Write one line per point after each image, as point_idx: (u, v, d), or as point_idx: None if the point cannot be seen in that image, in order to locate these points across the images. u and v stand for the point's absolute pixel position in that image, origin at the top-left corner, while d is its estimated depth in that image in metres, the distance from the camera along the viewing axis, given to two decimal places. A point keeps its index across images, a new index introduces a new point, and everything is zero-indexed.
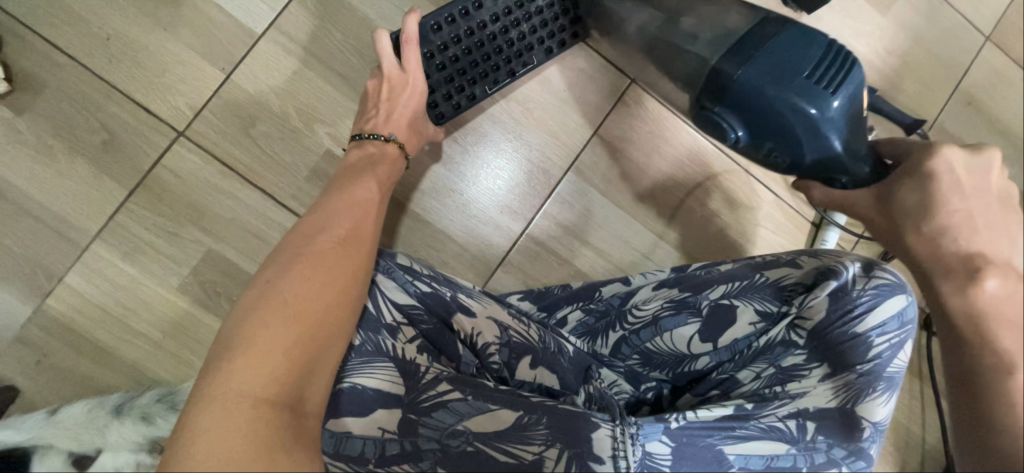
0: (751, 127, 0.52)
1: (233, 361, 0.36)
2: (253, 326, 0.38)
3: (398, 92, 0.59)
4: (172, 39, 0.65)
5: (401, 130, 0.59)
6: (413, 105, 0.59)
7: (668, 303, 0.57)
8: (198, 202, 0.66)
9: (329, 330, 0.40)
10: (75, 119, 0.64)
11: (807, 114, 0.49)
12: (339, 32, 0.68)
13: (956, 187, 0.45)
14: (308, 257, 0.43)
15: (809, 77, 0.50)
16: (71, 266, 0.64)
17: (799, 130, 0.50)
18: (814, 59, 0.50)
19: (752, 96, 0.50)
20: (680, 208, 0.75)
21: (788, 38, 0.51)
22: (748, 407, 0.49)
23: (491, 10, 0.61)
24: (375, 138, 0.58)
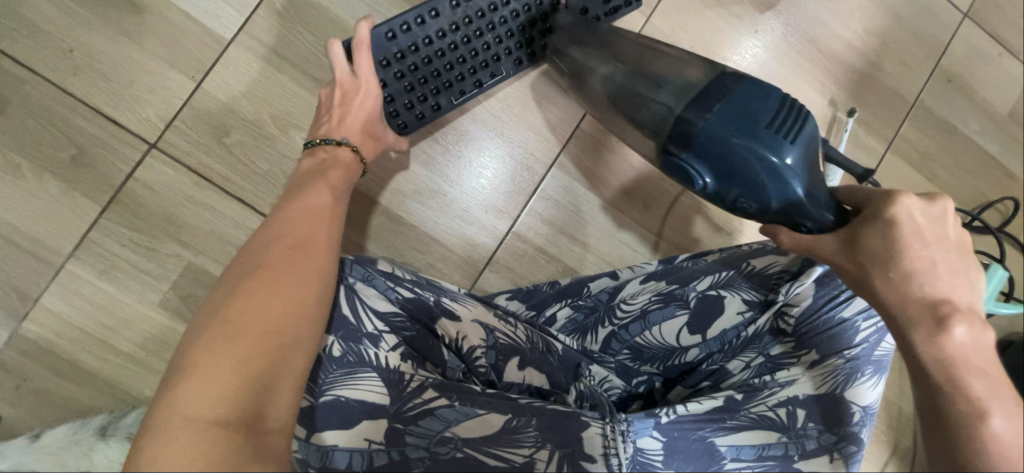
0: (716, 176, 0.50)
1: (182, 386, 0.35)
2: (206, 346, 0.37)
3: (351, 96, 0.58)
4: (137, 48, 0.63)
5: (354, 134, 0.58)
6: (367, 109, 0.58)
7: (655, 297, 0.56)
8: (175, 215, 0.64)
9: (285, 344, 0.39)
10: (41, 135, 0.62)
11: (770, 164, 0.48)
12: (311, 34, 0.66)
13: (917, 234, 0.43)
14: (261, 271, 0.42)
15: (769, 127, 0.48)
16: (46, 287, 0.62)
17: (758, 180, 0.49)
18: (773, 113, 0.49)
19: (711, 146, 0.49)
20: (666, 201, 0.74)
21: (744, 89, 0.51)
22: (738, 398, 0.49)
23: (448, 17, 0.61)
24: (326, 143, 0.57)
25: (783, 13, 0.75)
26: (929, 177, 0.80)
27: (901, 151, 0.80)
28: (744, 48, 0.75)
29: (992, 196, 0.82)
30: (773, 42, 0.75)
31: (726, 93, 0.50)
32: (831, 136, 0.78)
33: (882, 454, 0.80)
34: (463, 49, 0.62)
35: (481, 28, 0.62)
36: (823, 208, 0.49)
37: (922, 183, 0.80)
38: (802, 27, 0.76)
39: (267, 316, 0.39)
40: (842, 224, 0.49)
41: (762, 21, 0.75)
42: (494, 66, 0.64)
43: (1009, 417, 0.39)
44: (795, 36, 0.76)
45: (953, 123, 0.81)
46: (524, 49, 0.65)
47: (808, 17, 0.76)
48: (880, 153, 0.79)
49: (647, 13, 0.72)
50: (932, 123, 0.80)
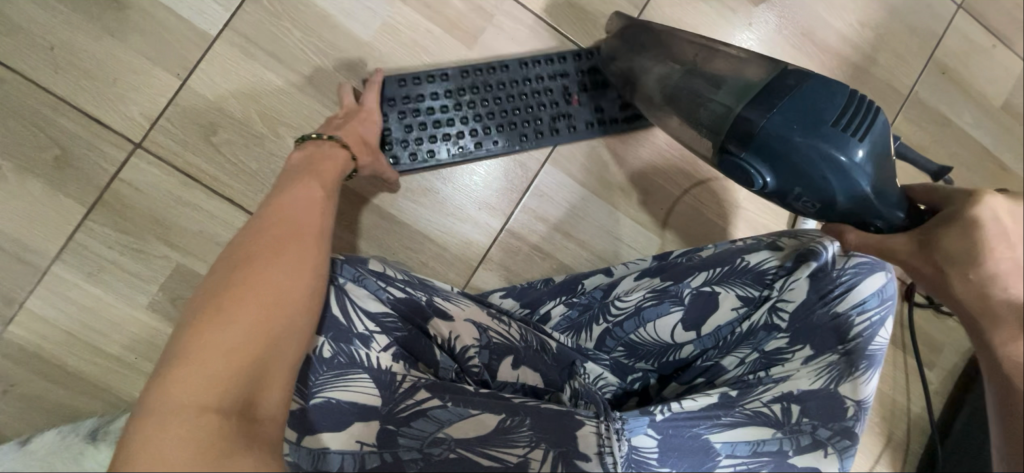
0: (777, 174, 0.54)
1: (172, 373, 0.34)
2: (198, 333, 0.36)
3: (353, 119, 0.62)
4: (119, 45, 0.62)
5: (350, 137, 0.59)
6: (365, 131, 0.61)
7: (649, 293, 0.56)
8: (163, 215, 0.63)
9: (277, 331, 0.38)
10: (22, 135, 0.61)
11: (835, 161, 0.51)
12: (298, 30, 0.65)
13: (1003, 235, 0.41)
14: (252, 260, 0.41)
15: (835, 125, 0.52)
16: (32, 291, 0.61)
17: (819, 178, 0.52)
18: (836, 112, 0.52)
19: (772, 144, 0.53)
20: (661, 197, 0.74)
21: (810, 88, 0.54)
22: (733, 395, 0.49)
23: (457, 83, 0.67)
24: (318, 138, 0.58)
25: (776, 5, 0.75)
26: None
27: None
28: (738, 41, 0.74)
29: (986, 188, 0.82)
30: (767, 34, 0.75)
31: (789, 94, 0.53)
32: None
33: (877, 447, 0.80)
34: (468, 111, 0.68)
35: (487, 99, 0.68)
36: (891, 205, 0.51)
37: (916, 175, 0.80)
38: (797, 20, 0.75)
39: (258, 305, 0.38)
40: (919, 223, 0.50)
41: (756, 13, 0.74)
42: (494, 133, 0.68)
43: None
44: (789, 28, 0.75)
45: (947, 115, 0.80)
46: (529, 126, 0.69)
47: (803, 10, 0.75)
48: None
49: (639, 7, 0.72)
50: (926, 115, 0.80)
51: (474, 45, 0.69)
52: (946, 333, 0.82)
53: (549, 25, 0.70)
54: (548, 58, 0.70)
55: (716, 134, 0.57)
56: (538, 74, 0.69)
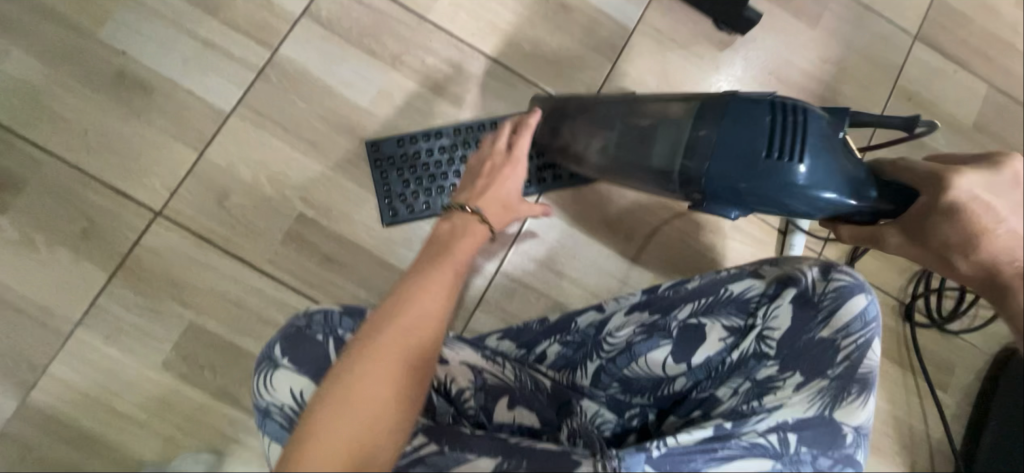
0: (744, 206, 0.50)
1: (298, 452, 0.36)
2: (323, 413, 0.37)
3: (499, 171, 0.57)
4: (145, 126, 0.69)
5: (490, 207, 0.55)
6: (508, 188, 0.56)
7: (638, 328, 0.58)
8: (178, 277, 0.67)
9: (388, 428, 0.38)
10: (55, 211, 0.66)
11: (794, 190, 0.47)
12: (303, 101, 0.72)
13: (986, 210, 0.44)
14: (378, 348, 0.40)
15: (770, 154, 0.47)
16: (55, 356, 0.65)
17: (789, 201, 0.48)
18: (769, 125, 0.48)
19: (724, 186, 0.48)
20: (649, 232, 0.77)
21: (732, 121, 0.48)
22: (728, 426, 0.48)
23: (452, 140, 0.73)
24: (461, 208, 0.53)
25: (741, 49, 0.81)
26: None
27: None
28: (708, 83, 0.80)
29: None
30: (735, 76, 0.80)
31: (710, 125, 0.49)
32: None
33: None
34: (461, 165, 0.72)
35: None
36: (864, 196, 0.48)
37: None
38: (762, 60, 0.81)
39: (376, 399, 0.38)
40: (904, 200, 0.48)
41: (723, 57, 0.80)
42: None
43: None
44: (755, 69, 0.81)
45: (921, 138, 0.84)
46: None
47: (766, 51, 0.81)
48: None
49: (612, 59, 0.78)
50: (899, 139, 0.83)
51: (462, 104, 0.75)
52: (955, 352, 0.81)
53: (534, 83, 0.77)
54: None
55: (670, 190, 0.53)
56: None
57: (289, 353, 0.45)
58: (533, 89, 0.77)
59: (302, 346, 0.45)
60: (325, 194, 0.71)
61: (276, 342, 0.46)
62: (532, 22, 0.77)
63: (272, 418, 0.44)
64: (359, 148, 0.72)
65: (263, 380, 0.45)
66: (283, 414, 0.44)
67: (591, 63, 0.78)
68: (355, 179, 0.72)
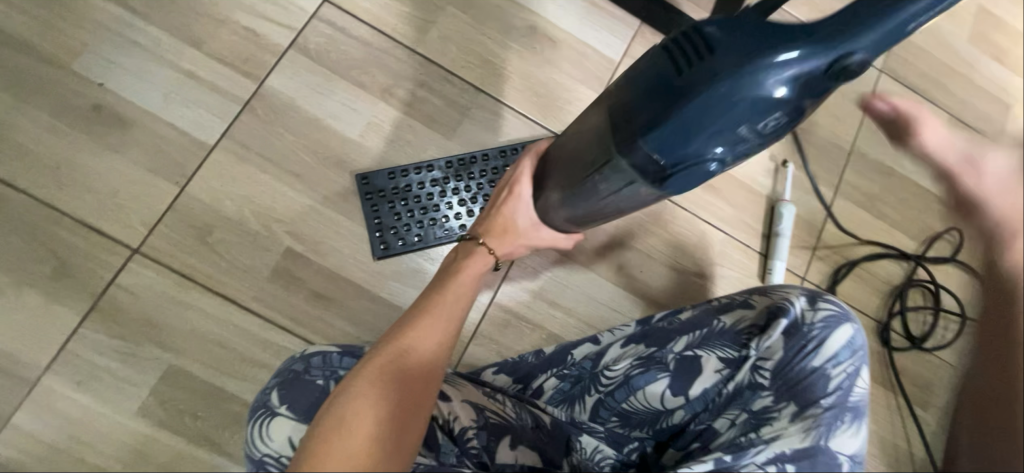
0: (722, 141, 0.37)
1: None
2: (315, 449, 0.36)
3: (500, 200, 0.53)
4: (123, 160, 0.67)
5: (490, 232, 0.53)
6: (512, 213, 0.53)
7: (636, 362, 0.58)
8: (157, 317, 0.64)
9: (375, 461, 0.36)
10: (23, 250, 0.63)
11: (745, 101, 0.35)
12: (291, 134, 0.71)
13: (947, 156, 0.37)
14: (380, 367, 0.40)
15: (687, 77, 0.35)
16: (18, 406, 0.60)
17: (764, 105, 0.35)
18: (664, 53, 0.38)
19: (680, 147, 0.37)
20: (638, 260, 0.78)
21: (636, 89, 0.38)
22: (727, 459, 0.49)
23: (443, 173, 0.73)
24: (465, 238, 0.54)
25: None
26: (877, 214, 0.87)
27: (847, 194, 0.87)
28: None
29: (939, 228, 0.88)
30: None
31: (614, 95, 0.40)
32: (776, 184, 0.84)
33: None
34: (453, 197, 0.73)
35: (470, 186, 0.73)
36: (845, 34, 0.34)
37: (872, 221, 0.86)
38: None
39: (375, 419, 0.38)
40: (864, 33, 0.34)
41: None
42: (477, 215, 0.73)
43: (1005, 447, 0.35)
44: None
45: (890, 165, 0.88)
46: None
47: None
48: (830, 198, 0.86)
49: (600, 91, 0.80)
50: (870, 166, 0.88)
51: (452, 135, 0.76)
52: (932, 369, 0.84)
53: (524, 116, 0.78)
54: (525, 146, 0.76)
55: (631, 183, 0.41)
56: (517, 161, 0.76)
57: (287, 400, 0.41)
58: (523, 121, 0.78)
59: (301, 391, 0.41)
60: (314, 228, 0.70)
61: (273, 388, 0.43)
62: (520, 56, 0.79)
63: (267, 469, 0.40)
64: (349, 181, 0.71)
65: (258, 429, 0.40)
66: (279, 464, 0.40)
67: (579, 95, 0.80)
68: (345, 211, 0.71)
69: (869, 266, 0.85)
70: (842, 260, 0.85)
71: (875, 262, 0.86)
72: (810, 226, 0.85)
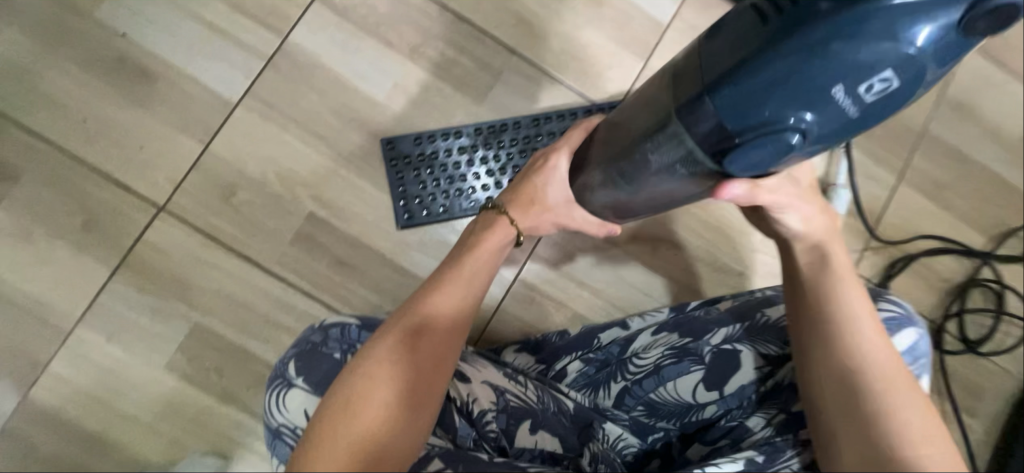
0: (805, 107, 0.32)
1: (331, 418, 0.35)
2: (349, 396, 0.36)
3: (531, 171, 0.51)
4: (148, 115, 0.65)
5: (517, 202, 0.49)
6: (542, 184, 0.50)
7: (669, 351, 0.54)
8: (183, 276, 0.64)
9: (407, 408, 0.37)
10: (54, 202, 0.63)
11: (843, 58, 0.31)
12: (315, 93, 0.68)
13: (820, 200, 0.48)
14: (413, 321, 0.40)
15: (774, 24, 0.32)
16: (55, 353, 0.62)
17: (873, 57, 0.30)
18: (744, 10, 0.35)
19: (746, 111, 0.33)
20: (673, 242, 0.73)
21: (714, 46, 0.35)
22: (760, 461, 0.44)
23: (471, 140, 0.69)
24: (490, 209, 0.50)
25: None
26: (943, 205, 0.79)
27: (912, 181, 0.79)
28: None
29: (1014, 223, 0.79)
30: None
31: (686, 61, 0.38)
32: (830, 167, 0.77)
33: None
34: (481, 167, 0.69)
35: (499, 155, 0.69)
36: None
37: (936, 212, 0.78)
38: None
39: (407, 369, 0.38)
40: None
41: None
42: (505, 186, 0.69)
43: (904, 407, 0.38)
44: None
45: (965, 151, 0.80)
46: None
47: None
48: (892, 185, 0.78)
49: (645, 57, 0.73)
50: (942, 151, 0.79)
51: (483, 101, 0.71)
52: (987, 376, 0.78)
53: (561, 82, 0.72)
54: (559, 114, 0.71)
55: (686, 152, 0.38)
56: (551, 130, 0.71)
57: (304, 372, 0.40)
58: (559, 88, 0.72)
59: (320, 363, 0.40)
60: (338, 193, 0.67)
61: (290, 358, 0.41)
62: (560, 15, 0.72)
63: (283, 440, 0.39)
64: (374, 145, 0.68)
65: (276, 399, 0.39)
66: (296, 436, 0.39)
67: (623, 60, 0.73)
68: (369, 177, 0.68)
69: (928, 261, 0.78)
70: (898, 254, 0.78)
71: (937, 257, 0.78)
72: (866, 214, 0.78)
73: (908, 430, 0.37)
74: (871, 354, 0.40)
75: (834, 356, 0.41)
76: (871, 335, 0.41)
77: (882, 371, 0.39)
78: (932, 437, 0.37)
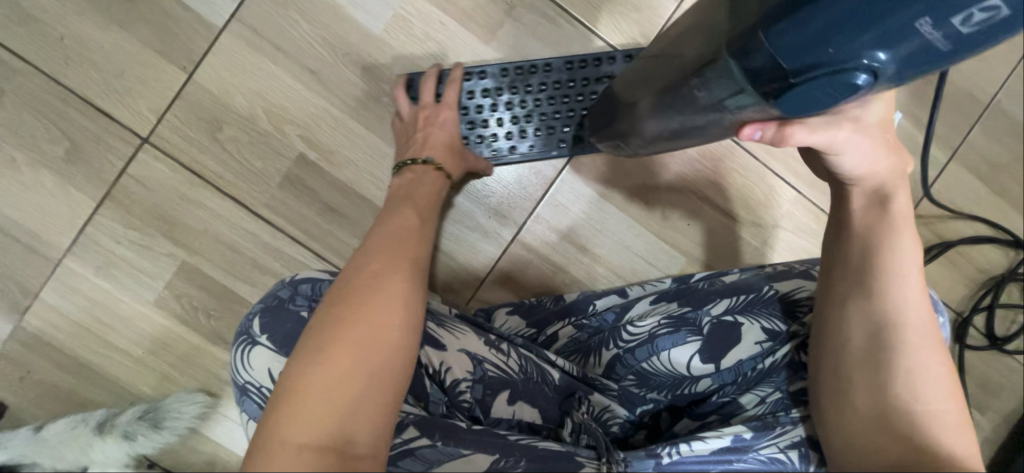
0: (878, 58, 0.32)
1: (319, 340, 0.35)
2: (336, 316, 0.35)
3: (434, 120, 0.59)
4: (127, 36, 0.60)
5: (438, 155, 0.57)
6: (450, 130, 0.59)
7: (665, 321, 0.51)
8: (169, 213, 0.62)
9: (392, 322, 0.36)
10: (34, 127, 0.60)
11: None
12: (307, 22, 0.62)
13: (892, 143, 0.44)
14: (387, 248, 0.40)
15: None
16: (45, 282, 0.62)
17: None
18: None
19: (801, 50, 0.34)
20: (687, 210, 0.68)
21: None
22: (747, 437, 0.43)
23: (495, 82, 0.62)
24: (413, 162, 0.55)
25: None
26: (996, 189, 0.71)
27: (965, 160, 0.71)
28: None
29: None
30: None
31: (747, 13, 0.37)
32: None
33: None
34: (489, 115, 0.62)
35: (510, 102, 0.63)
36: None
37: (986, 197, 0.71)
38: None
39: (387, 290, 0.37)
40: None
41: None
42: (530, 135, 0.63)
43: (927, 367, 0.39)
44: None
45: None
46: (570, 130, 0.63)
47: None
48: (942, 163, 0.70)
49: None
50: (1004, 129, 0.71)
51: (491, 40, 0.64)
52: (1008, 375, 0.73)
53: (580, 24, 0.65)
54: (581, 60, 0.63)
55: (737, 90, 0.39)
56: (585, 76, 0.63)
57: (267, 330, 0.41)
58: (577, 30, 0.65)
59: (281, 322, 0.41)
60: (330, 135, 0.63)
61: (255, 316, 0.42)
62: None
63: (250, 396, 0.41)
64: (371, 85, 0.63)
65: (240, 356, 0.41)
66: (261, 393, 0.41)
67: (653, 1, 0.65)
68: (363, 119, 0.63)
69: (966, 250, 0.72)
70: (935, 239, 0.71)
71: (976, 246, 0.72)
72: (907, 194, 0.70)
73: (922, 386, 0.39)
74: (903, 317, 0.40)
75: (866, 316, 0.41)
76: (909, 295, 0.41)
77: (910, 332, 0.40)
78: (943, 389, 0.39)
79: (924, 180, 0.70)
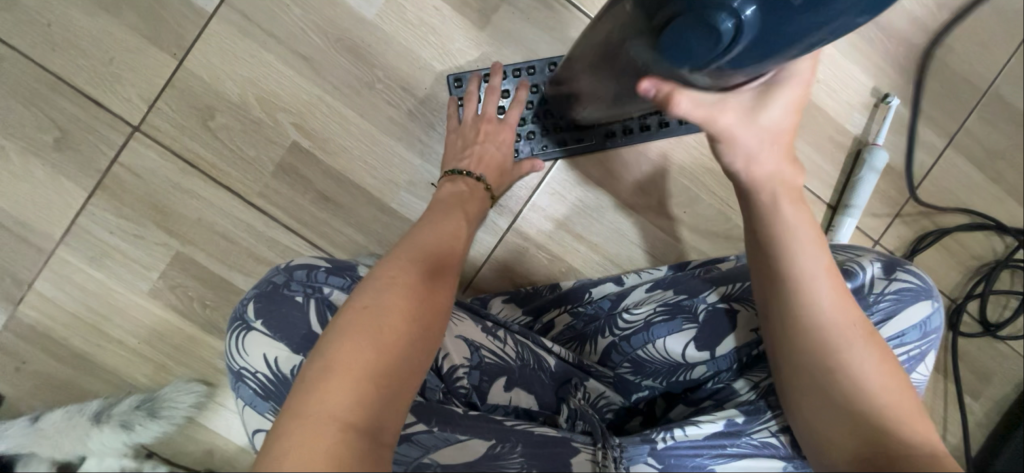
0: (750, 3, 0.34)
1: (352, 323, 0.34)
2: (366, 301, 0.35)
3: (493, 136, 0.59)
4: (114, 22, 0.59)
5: (490, 172, 0.58)
6: (505, 151, 0.59)
7: (660, 307, 0.51)
8: (162, 201, 0.61)
9: (415, 316, 0.35)
10: (21, 115, 0.59)
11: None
12: (298, 7, 0.61)
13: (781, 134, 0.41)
14: (417, 247, 0.41)
15: None
16: (38, 273, 0.61)
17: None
18: None
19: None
20: (684, 198, 0.68)
21: None
22: (740, 421, 0.44)
23: (543, 78, 0.63)
24: (467, 175, 0.56)
25: None
26: (992, 176, 0.71)
27: (962, 146, 0.71)
28: None
29: None
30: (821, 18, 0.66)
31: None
32: (871, 123, 0.69)
33: None
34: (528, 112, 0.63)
35: (547, 98, 0.63)
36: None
37: (982, 184, 0.71)
38: None
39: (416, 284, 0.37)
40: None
41: None
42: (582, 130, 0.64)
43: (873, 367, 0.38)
44: None
45: None
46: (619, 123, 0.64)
47: None
48: (939, 149, 0.70)
49: None
50: (1001, 114, 0.71)
51: (486, 26, 0.63)
52: (1000, 360, 0.74)
53: (576, 8, 0.64)
54: None
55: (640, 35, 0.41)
56: None
57: (262, 315, 0.41)
58: (573, 15, 0.64)
59: (277, 307, 0.42)
60: (323, 123, 0.62)
61: (251, 301, 0.43)
62: None
63: (245, 382, 0.41)
64: (364, 71, 0.62)
65: (235, 342, 0.41)
66: (255, 379, 0.41)
67: None
68: (356, 106, 0.62)
69: (962, 237, 0.72)
70: (931, 227, 0.71)
71: (971, 232, 0.72)
72: (904, 181, 0.70)
73: (865, 384, 0.37)
74: (828, 320, 0.39)
75: (788, 323, 0.40)
76: (825, 296, 0.39)
77: (842, 330, 0.38)
78: (891, 388, 0.37)
79: (921, 167, 0.70)
